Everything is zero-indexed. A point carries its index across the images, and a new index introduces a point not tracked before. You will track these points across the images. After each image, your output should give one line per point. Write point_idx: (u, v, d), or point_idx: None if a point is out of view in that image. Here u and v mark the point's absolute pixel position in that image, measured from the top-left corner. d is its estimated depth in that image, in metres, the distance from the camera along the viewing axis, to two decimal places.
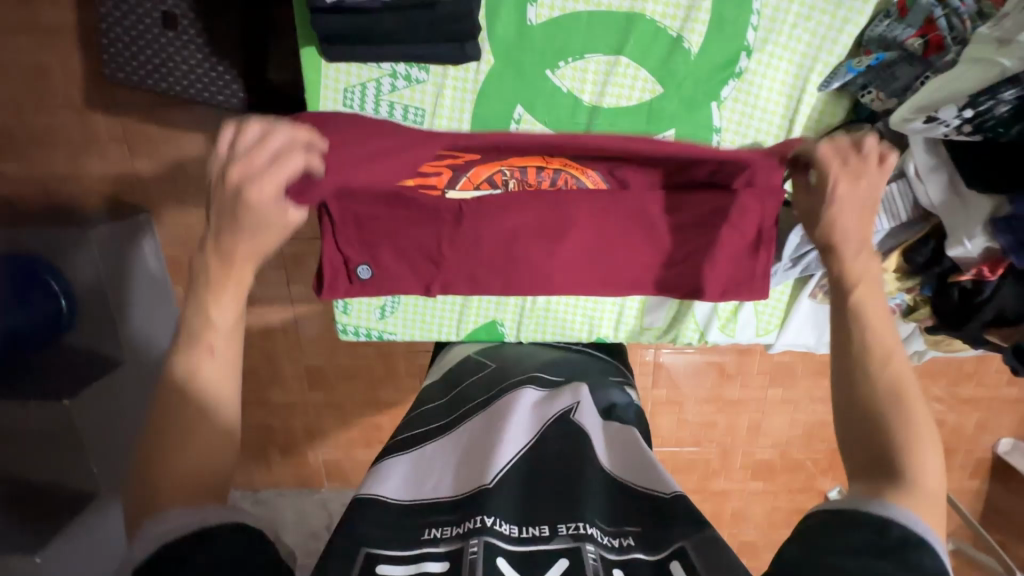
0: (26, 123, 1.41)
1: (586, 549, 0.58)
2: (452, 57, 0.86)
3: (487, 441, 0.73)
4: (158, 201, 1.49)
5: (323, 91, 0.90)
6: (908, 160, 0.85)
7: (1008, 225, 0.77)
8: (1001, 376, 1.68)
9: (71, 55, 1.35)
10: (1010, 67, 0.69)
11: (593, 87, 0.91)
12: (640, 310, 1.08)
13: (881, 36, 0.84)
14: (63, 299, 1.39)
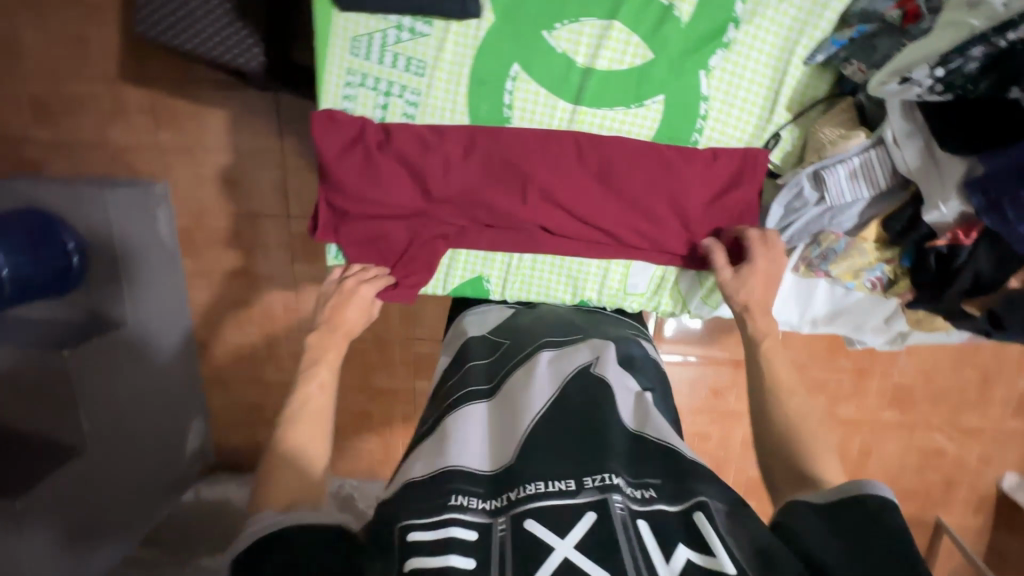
0: (62, 91, 1.50)
1: (613, 499, 0.65)
2: (456, 12, 0.87)
3: (511, 416, 0.78)
4: (177, 173, 1.56)
5: (332, 39, 0.89)
6: (886, 128, 0.84)
7: (978, 183, 0.74)
8: (1005, 407, 1.64)
9: (111, 29, 1.44)
10: (979, 26, 0.71)
11: (587, 50, 0.91)
12: (624, 272, 1.02)
13: (863, 10, 0.86)
14: (75, 256, 1.44)
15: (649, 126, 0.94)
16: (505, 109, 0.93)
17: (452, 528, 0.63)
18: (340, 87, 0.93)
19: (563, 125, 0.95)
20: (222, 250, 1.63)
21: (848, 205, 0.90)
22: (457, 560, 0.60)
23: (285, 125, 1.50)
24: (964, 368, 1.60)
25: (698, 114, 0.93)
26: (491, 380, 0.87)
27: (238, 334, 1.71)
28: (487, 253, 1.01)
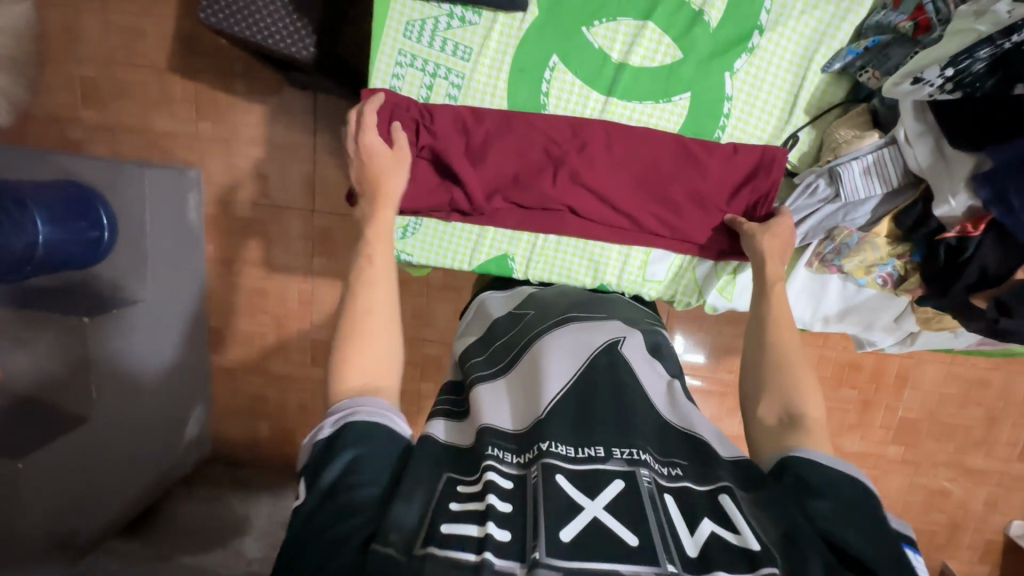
0: (113, 78, 1.59)
1: (640, 473, 0.68)
2: (502, 4, 0.94)
3: (534, 386, 0.82)
4: (210, 161, 1.63)
5: (387, 22, 0.97)
6: (899, 127, 0.91)
7: (987, 178, 0.82)
8: (1012, 449, 1.63)
9: (167, 24, 1.54)
10: (984, 32, 0.77)
11: (622, 46, 0.99)
12: (644, 259, 1.07)
13: (878, 23, 0.93)
14: (105, 231, 1.44)
15: (675, 120, 1.01)
16: (542, 96, 1.00)
17: (489, 474, 0.68)
18: (389, 65, 0.99)
19: (594, 114, 1.02)
20: (245, 238, 1.67)
21: (862, 202, 0.96)
22: (495, 502, 0.65)
23: (320, 123, 1.58)
24: (970, 406, 1.60)
25: (722, 112, 1.01)
26: (509, 355, 0.91)
27: (251, 322, 1.74)
28: (513, 233, 1.07)
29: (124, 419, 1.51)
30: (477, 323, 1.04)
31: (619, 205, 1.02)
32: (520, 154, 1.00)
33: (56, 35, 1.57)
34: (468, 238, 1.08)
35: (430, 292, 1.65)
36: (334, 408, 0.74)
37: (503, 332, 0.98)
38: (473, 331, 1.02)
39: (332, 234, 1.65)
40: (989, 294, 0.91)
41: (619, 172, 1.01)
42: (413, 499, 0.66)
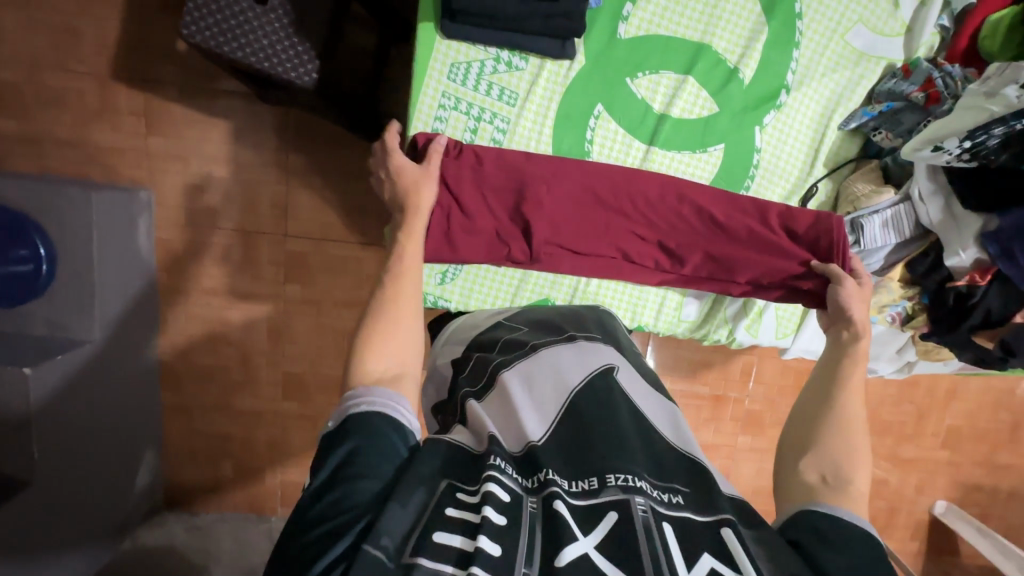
0: (38, 84, 1.38)
1: (635, 501, 0.67)
2: (554, 53, 0.96)
3: (513, 414, 0.81)
4: (164, 181, 1.46)
5: (431, 63, 0.95)
6: (913, 186, 1.05)
7: (996, 237, 0.97)
8: (936, 439, 1.87)
9: (110, 27, 1.37)
10: (996, 112, 0.90)
11: (663, 98, 1.05)
12: (680, 302, 1.18)
13: (890, 90, 1.06)
14: (44, 263, 1.30)
15: (709, 170, 1.08)
16: (586, 144, 1.04)
17: (491, 484, 0.66)
18: (432, 106, 0.98)
19: (635, 161, 1.07)
20: (205, 264, 1.52)
21: (877, 249, 1.10)
22: (491, 513, 0.63)
23: (294, 143, 1.46)
24: (904, 404, 1.82)
25: (752, 162, 1.09)
26: (482, 379, 0.91)
27: (212, 357, 1.58)
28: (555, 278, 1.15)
29: (66, 476, 1.32)
30: (461, 333, 1.09)
31: (662, 250, 1.05)
32: (565, 199, 1.00)
33: None
34: (511, 283, 1.15)
35: None
36: (343, 398, 0.72)
37: (491, 345, 1.00)
38: (456, 343, 1.07)
39: (305, 259, 1.54)
40: (995, 335, 1.05)
41: (660, 220, 1.03)
42: (409, 502, 0.63)
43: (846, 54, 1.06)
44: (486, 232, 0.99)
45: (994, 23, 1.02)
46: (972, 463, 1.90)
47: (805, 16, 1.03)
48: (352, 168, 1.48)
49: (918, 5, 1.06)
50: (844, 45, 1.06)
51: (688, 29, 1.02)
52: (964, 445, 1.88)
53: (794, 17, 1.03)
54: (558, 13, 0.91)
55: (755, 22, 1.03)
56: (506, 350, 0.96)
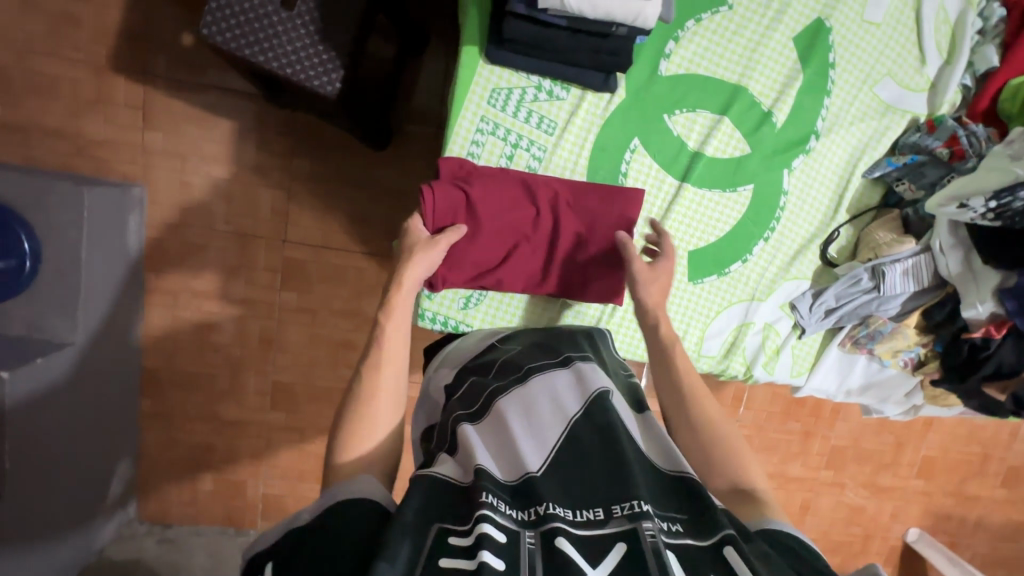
0: (29, 69, 1.31)
1: (643, 527, 0.56)
2: (596, 85, 0.96)
3: (509, 446, 0.68)
4: (158, 178, 1.40)
5: (472, 87, 0.95)
6: (934, 238, 1.09)
7: (1013, 293, 1.03)
8: (911, 469, 1.93)
9: (111, 16, 1.31)
10: (1021, 174, 0.94)
11: (698, 136, 1.05)
12: (701, 336, 1.12)
13: (914, 143, 1.10)
14: (28, 260, 1.23)
15: (737, 210, 1.10)
16: (621, 174, 1.04)
17: (484, 525, 0.55)
18: (471, 129, 0.97)
19: (666, 196, 1.07)
20: (196, 266, 1.46)
21: (895, 295, 1.12)
22: (490, 559, 0.52)
23: (299, 147, 1.42)
24: (884, 435, 1.88)
25: (778, 204, 1.11)
26: (476, 404, 0.78)
27: (198, 363, 1.52)
28: (579, 308, 1.10)
29: (36, 490, 1.23)
30: (455, 355, 0.96)
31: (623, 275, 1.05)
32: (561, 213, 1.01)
33: None
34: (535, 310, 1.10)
35: None
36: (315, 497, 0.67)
37: (483, 368, 0.87)
38: (449, 366, 0.94)
39: (302, 266, 1.49)
40: (1007, 388, 1.12)
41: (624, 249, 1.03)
42: (398, 559, 0.53)
43: (873, 105, 1.10)
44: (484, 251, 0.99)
45: (1015, 87, 1.07)
46: (943, 493, 1.97)
47: (837, 65, 1.06)
48: (358, 175, 1.45)
49: (943, 64, 1.10)
50: (872, 96, 1.09)
51: (726, 71, 1.03)
52: (938, 475, 1.95)
53: (827, 66, 1.06)
54: (606, 48, 0.89)
55: (790, 68, 1.05)
56: (498, 374, 0.83)
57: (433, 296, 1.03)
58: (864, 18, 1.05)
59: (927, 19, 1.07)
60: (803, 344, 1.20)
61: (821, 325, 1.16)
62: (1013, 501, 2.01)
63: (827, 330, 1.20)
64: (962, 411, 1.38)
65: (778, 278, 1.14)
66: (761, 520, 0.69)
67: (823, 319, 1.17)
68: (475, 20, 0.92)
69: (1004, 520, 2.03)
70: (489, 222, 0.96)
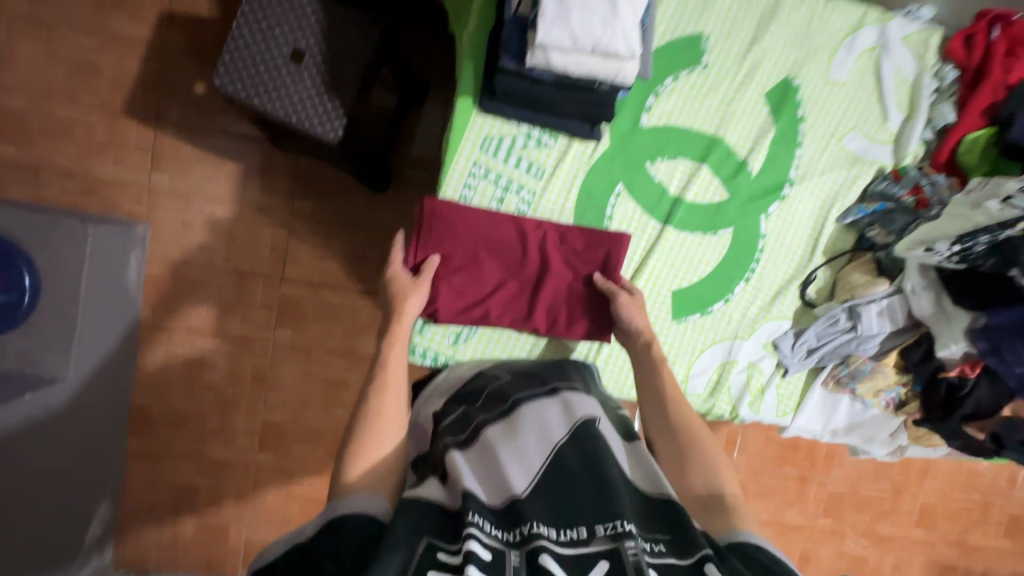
0: (47, 114, 1.38)
1: (627, 546, 0.57)
2: (582, 134, 1.02)
3: (499, 468, 0.69)
4: (162, 217, 1.44)
5: (465, 134, 1.00)
6: (906, 281, 1.12)
7: (985, 332, 1.05)
8: (911, 517, 1.89)
9: (130, 66, 1.39)
10: (982, 222, 0.98)
11: (679, 182, 1.11)
12: (686, 374, 1.15)
13: (882, 192, 1.16)
14: (27, 294, 1.24)
15: (718, 252, 1.14)
16: (607, 217, 1.09)
17: (471, 543, 0.56)
18: (463, 174, 1.03)
19: (650, 238, 1.11)
20: (194, 303, 1.48)
21: (872, 335, 1.14)
22: None
23: (301, 189, 1.47)
24: (881, 480, 1.85)
25: (757, 247, 1.15)
26: (466, 429, 0.78)
27: (188, 401, 1.51)
28: (568, 344, 1.11)
29: (15, 532, 1.20)
30: (446, 385, 0.95)
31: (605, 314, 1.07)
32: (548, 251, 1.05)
33: None
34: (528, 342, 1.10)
35: None
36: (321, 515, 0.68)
37: (474, 394, 0.87)
38: (440, 395, 0.94)
39: (299, 304, 1.51)
40: (985, 427, 1.14)
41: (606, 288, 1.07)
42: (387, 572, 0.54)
43: (842, 156, 1.16)
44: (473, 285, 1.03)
45: (970, 143, 1.12)
46: (946, 543, 1.92)
47: (807, 119, 1.13)
48: (356, 216, 1.50)
49: (905, 119, 1.18)
50: (841, 148, 1.16)
51: (704, 123, 1.10)
52: (938, 523, 1.91)
53: (797, 120, 1.13)
54: (590, 102, 0.95)
55: (763, 121, 1.12)
56: (489, 401, 0.83)
57: (425, 330, 1.05)
58: (830, 77, 1.13)
59: (886, 79, 1.15)
60: (787, 383, 1.22)
61: (804, 363, 1.18)
62: (1017, 552, 1.96)
63: (809, 370, 1.23)
64: (952, 454, 1.37)
65: (760, 318, 1.18)
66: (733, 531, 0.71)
67: (805, 358, 1.19)
68: (470, 73, 0.98)
69: (1010, 572, 1.97)
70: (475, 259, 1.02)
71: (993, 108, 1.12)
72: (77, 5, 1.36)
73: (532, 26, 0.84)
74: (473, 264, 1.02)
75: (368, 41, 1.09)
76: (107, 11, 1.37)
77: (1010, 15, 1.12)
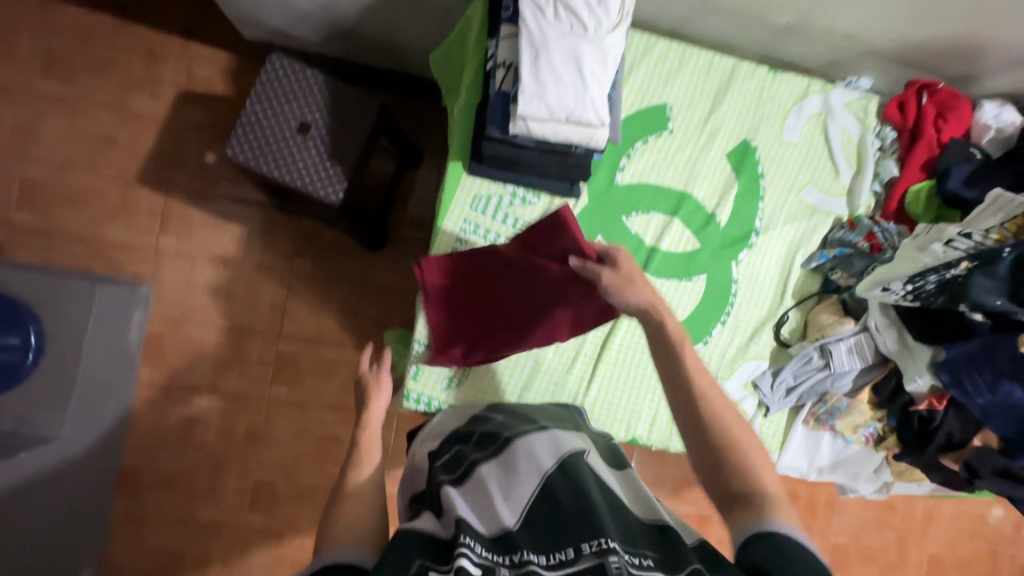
0: (65, 183, 1.47)
1: (610, 560, 0.58)
2: (562, 192, 1.12)
3: (490, 502, 0.70)
4: (166, 277, 1.50)
5: (456, 195, 1.10)
6: (870, 319, 1.17)
7: (946, 365, 1.08)
8: (919, 569, 1.84)
9: (146, 139, 1.50)
10: (929, 262, 1.04)
11: (653, 234, 1.19)
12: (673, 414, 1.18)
13: (840, 239, 1.25)
14: (31, 354, 1.35)
15: (694, 297, 1.20)
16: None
17: (461, 560, 0.58)
18: (453, 232, 1.11)
19: None
20: (192, 360, 1.50)
21: (845, 372, 1.19)
22: None
23: (300, 248, 1.55)
24: (884, 530, 1.82)
25: (731, 292, 1.22)
26: (459, 468, 0.80)
27: (179, 460, 1.49)
28: (556, 388, 1.15)
29: None
30: (441, 428, 0.97)
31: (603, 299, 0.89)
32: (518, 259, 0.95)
33: (3, 133, 1.45)
34: (517, 384, 1.14)
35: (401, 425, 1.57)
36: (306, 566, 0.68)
37: (467, 434, 0.89)
38: (436, 437, 0.95)
39: (295, 359, 1.54)
40: (959, 457, 1.15)
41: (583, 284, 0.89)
42: None
43: (802, 207, 1.26)
44: (488, 317, 1.02)
45: (915, 192, 1.22)
46: None
47: (766, 175, 1.24)
48: (353, 272, 1.56)
49: (855, 174, 1.29)
50: (800, 201, 1.26)
51: (672, 180, 1.20)
52: None
53: (758, 177, 1.23)
54: (569, 164, 1.05)
55: (727, 178, 1.22)
56: (482, 439, 0.85)
57: (419, 375, 1.10)
58: (783, 138, 1.25)
59: (832, 139, 1.27)
60: (770, 422, 1.24)
61: (785, 402, 1.22)
62: None
63: (790, 408, 1.26)
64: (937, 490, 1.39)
65: (738, 358, 1.22)
66: (760, 522, 0.68)
67: (786, 396, 1.23)
68: (459, 140, 1.08)
69: None
70: (472, 295, 1.02)
71: (930, 163, 1.23)
72: (102, 87, 1.49)
73: (514, 99, 0.94)
74: (474, 299, 1.02)
75: (367, 113, 1.21)
76: (129, 92, 1.49)
77: (934, 83, 1.23)
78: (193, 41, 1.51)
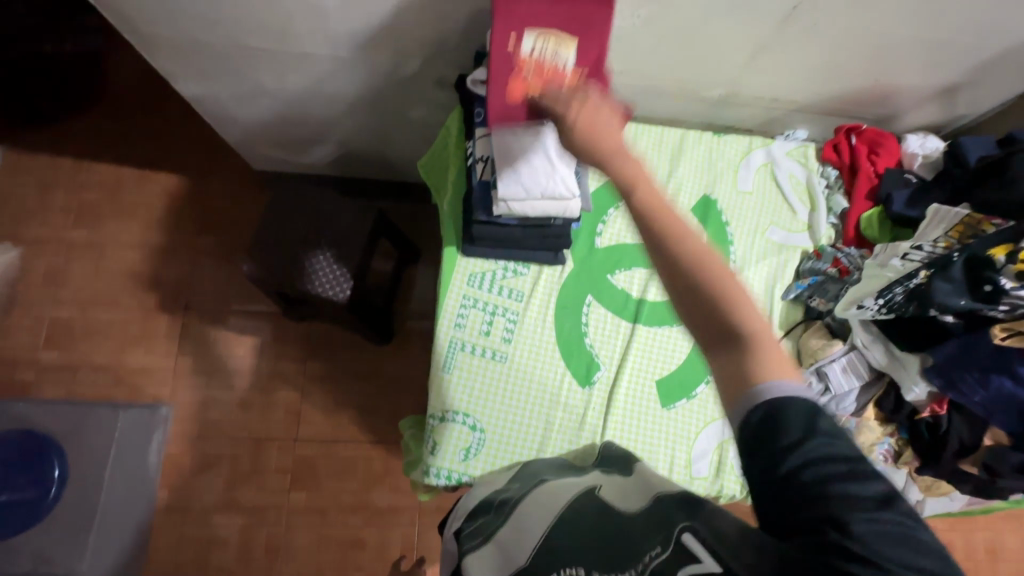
0: (89, 320, 1.57)
1: None
2: (549, 260, 1.22)
3: (510, 560, 0.71)
4: (183, 397, 1.54)
5: (454, 275, 1.20)
6: (855, 337, 1.23)
7: (937, 370, 1.12)
8: None
9: (164, 269, 1.63)
10: (893, 275, 1.13)
11: (639, 286, 1.27)
12: (689, 456, 1.18)
13: (812, 268, 1.33)
14: (54, 486, 1.35)
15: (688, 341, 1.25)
16: (583, 325, 1.22)
17: None
18: (455, 308, 1.19)
19: (625, 336, 1.24)
20: (209, 476, 1.50)
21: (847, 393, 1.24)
22: None
23: (310, 351, 1.61)
24: None
25: None
26: (480, 540, 0.79)
27: None
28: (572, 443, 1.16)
29: None
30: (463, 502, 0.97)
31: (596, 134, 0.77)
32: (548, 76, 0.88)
33: (35, 281, 1.58)
34: (532, 445, 1.15)
35: (423, 520, 1.53)
36: None
37: (484, 505, 0.89)
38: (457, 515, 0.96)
39: (311, 463, 1.54)
40: (976, 460, 1.16)
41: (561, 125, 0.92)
42: None
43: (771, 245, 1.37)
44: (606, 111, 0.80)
45: (868, 219, 1.32)
46: None
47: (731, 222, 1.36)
48: (363, 368, 1.61)
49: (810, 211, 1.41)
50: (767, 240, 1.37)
51: None
52: None
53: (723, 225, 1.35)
54: (550, 234, 1.15)
55: None
56: (496, 509, 0.85)
57: (438, 450, 1.12)
58: (740, 188, 1.38)
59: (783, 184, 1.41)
60: None
61: None
62: None
63: None
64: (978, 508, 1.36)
65: None
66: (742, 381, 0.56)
67: None
68: (452, 227, 1.21)
69: None
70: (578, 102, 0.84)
71: (873, 192, 1.35)
72: (126, 229, 1.64)
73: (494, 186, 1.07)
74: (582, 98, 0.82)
75: (365, 217, 1.34)
76: (150, 230, 1.65)
77: (858, 126, 1.40)
78: (208, 179, 1.70)
